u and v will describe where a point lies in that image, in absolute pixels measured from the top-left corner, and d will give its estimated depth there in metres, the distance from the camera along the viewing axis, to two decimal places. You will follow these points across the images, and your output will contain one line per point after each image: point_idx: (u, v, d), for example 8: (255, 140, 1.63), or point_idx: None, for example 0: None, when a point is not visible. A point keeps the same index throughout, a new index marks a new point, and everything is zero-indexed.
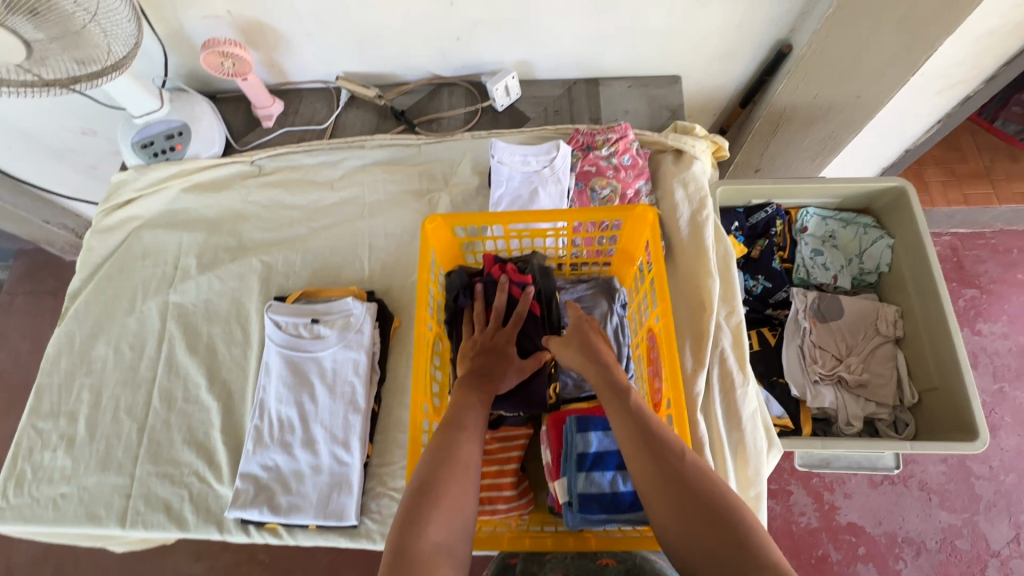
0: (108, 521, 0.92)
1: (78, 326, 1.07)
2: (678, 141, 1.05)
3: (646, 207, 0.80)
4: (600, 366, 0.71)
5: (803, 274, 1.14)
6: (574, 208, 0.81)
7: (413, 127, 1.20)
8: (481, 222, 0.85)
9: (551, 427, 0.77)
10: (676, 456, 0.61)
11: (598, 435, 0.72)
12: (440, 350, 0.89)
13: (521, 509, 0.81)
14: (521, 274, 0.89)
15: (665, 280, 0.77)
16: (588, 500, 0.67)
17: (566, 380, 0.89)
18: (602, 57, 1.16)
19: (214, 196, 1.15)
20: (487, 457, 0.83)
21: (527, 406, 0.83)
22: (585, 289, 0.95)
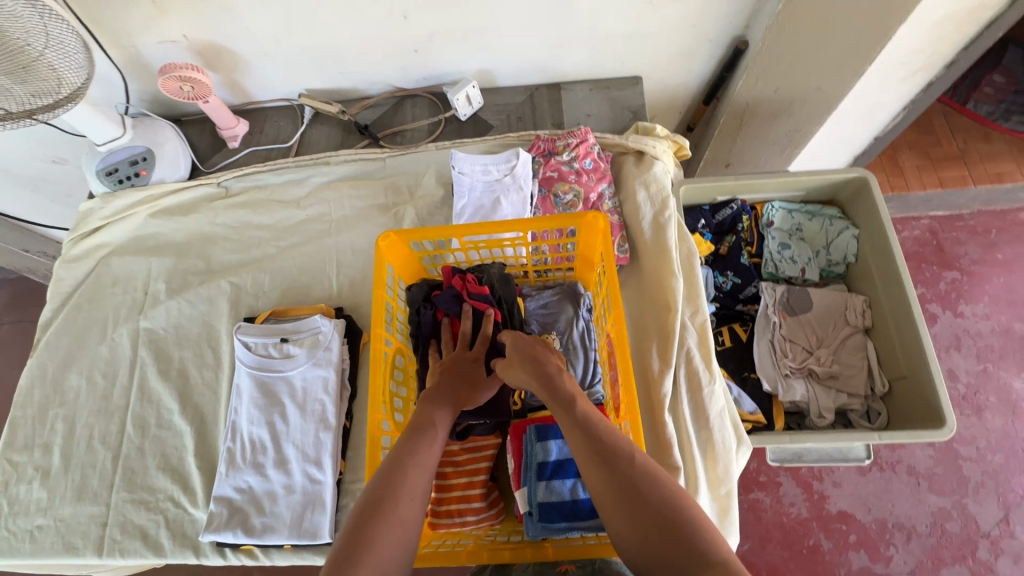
0: (85, 551, 0.93)
1: (50, 358, 1.07)
2: (638, 143, 1.06)
3: (598, 215, 0.80)
4: (545, 378, 0.70)
5: (771, 269, 1.14)
6: (529, 218, 0.81)
7: (377, 141, 1.20)
8: (435, 236, 0.85)
9: (512, 436, 0.78)
10: (625, 461, 0.60)
11: (558, 443, 0.73)
12: (403, 364, 0.90)
13: (492, 519, 0.81)
14: (479, 285, 0.86)
15: (618, 287, 0.77)
16: (548, 509, 0.69)
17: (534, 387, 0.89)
18: (561, 62, 1.16)
19: (181, 220, 1.15)
20: (456, 469, 0.83)
21: (490, 413, 0.83)
22: (550, 296, 0.95)
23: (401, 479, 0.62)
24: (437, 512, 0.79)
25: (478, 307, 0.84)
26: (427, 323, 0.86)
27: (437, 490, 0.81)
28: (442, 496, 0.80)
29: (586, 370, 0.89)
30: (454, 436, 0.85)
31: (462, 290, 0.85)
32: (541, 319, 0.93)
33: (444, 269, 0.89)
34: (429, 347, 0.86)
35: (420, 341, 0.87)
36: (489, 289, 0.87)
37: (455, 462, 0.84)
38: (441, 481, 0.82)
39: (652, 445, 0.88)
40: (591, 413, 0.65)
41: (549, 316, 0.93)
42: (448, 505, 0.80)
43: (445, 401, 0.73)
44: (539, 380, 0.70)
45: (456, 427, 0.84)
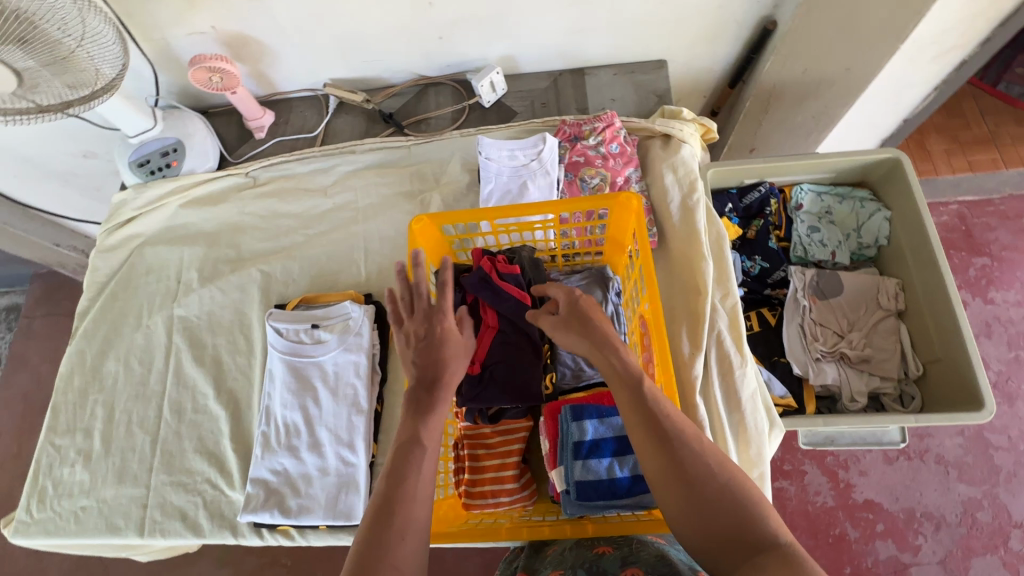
0: (127, 530, 0.95)
1: (88, 345, 1.10)
2: (666, 126, 1.05)
3: (632, 196, 0.80)
4: (606, 350, 0.68)
5: (801, 252, 1.12)
6: (560, 199, 0.81)
7: (401, 129, 1.21)
8: (466, 219, 0.85)
9: (546, 417, 0.79)
10: (687, 444, 0.60)
11: (594, 422, 0.73)
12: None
13: (525, 500, 0.82)
14: (509, 265, 0.87)
15: (653, 269, 0.78)
16: (585, 488, 0.69)
17: (564, 370, 0.90)
18: (585, 47, 1.15)
19: (211, 210, 1.17)
20: (489, 451, 0.84)
21: (521, 397, 0.82)
22: (579, 280, 0.94)
23: (404, 513, 0.61)
24: (471, 493, 0.80)
25: (505, 287, 0.84)
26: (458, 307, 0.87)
27: (470, 472, 0.81)
28: (475, 478, 0.81)
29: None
30: (487, 419, 0.85)
31: (491, 271, 0.85)
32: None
33: (473, 252, 0.89)
34: None
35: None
36: (520, 270, 0.87)
37: (487, 444, 0.84)
38: (474, 463, 0.82)
39: None
40: (654, 391, 0.64)
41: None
42: (481, 486, 0.80)
43: (434, 410, 0.70)
44: (600, 351, 0.68)
45: (488, 410, 0.85)
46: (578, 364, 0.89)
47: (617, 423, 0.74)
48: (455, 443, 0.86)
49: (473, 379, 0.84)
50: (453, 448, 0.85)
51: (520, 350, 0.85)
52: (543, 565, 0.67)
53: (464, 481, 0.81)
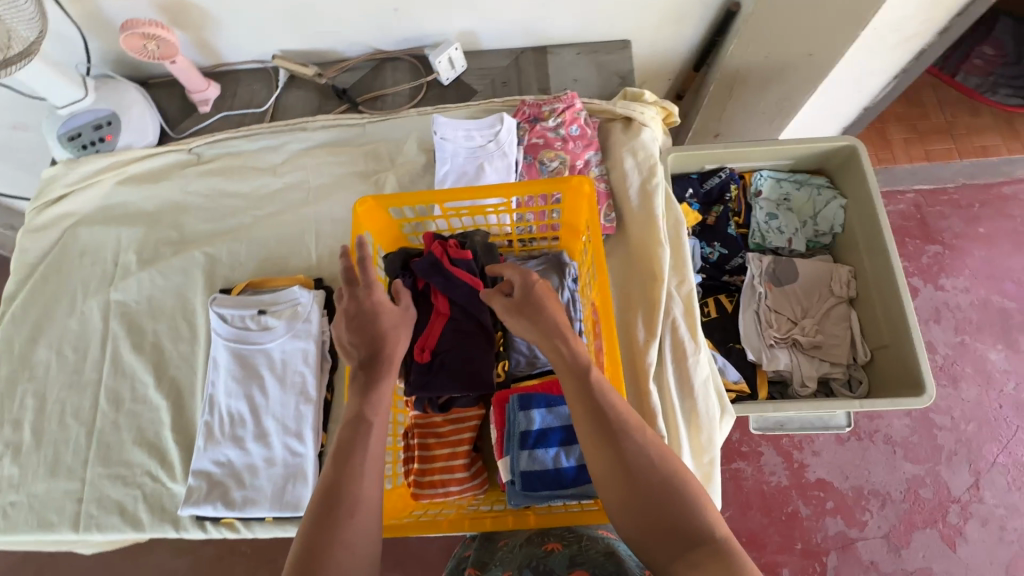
0: (62, 526, 0.91)
1: (16, 331, 1.03)
2: (627, 109, 1.03)
3: (584, 179, 0.78)
4: (556, 340, 0.66)
5: (758, 240, 1.12)
6: (513, 182, 0.78)
7: (356, 106, 1.16)
8: (415, 202, 0.82)
9: (494, 405, 0.77)
10: (631, 438, 0.59)
11: (542, 411, 0.73)
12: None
13: (476, 489, 0.81)
14: (461, 250, 0.84)
15: (603, 255, 0.78)
16: (531, 478, 0.69)
17: (517, 357, 0.88)
18: (547, 25, 1.11)
19: (151, 188, 1.10)
20: (440, 440, 0.82)
21: (471, 386, 0.80)
22: (536, 265, 0.93)
23: (352, 491, 0.60)
24: (420, 483, 0.78)
25: (456, 273, 0.82)
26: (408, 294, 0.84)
27: (419, 462, 0.80)
28: (425, 467, 0.79)
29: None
30: (437, 408, 0.83)
31: (442, 257, 0.82)
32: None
33: (424, 235, 0.86)
34: None
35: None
36: (472, 255, 0.85)
37: (438, 433, 0.82)
38: (424, 452, 0.80)
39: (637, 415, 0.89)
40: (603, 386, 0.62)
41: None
42: (431, 475, 0.79)
43: (380, 386, 0.68)
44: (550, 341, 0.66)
45: (438, 399, 0.82)
46: (532, 351, 0.88)
47: (565, 412, 0.73)
48: (405, 432, 0.84)
49: (422, 367, 0.82)
50: (402, 438, 0.83)
51: (472, 338, 0.83)
52: (494, 558, 0.66)
53: (413, 471, 0.79)
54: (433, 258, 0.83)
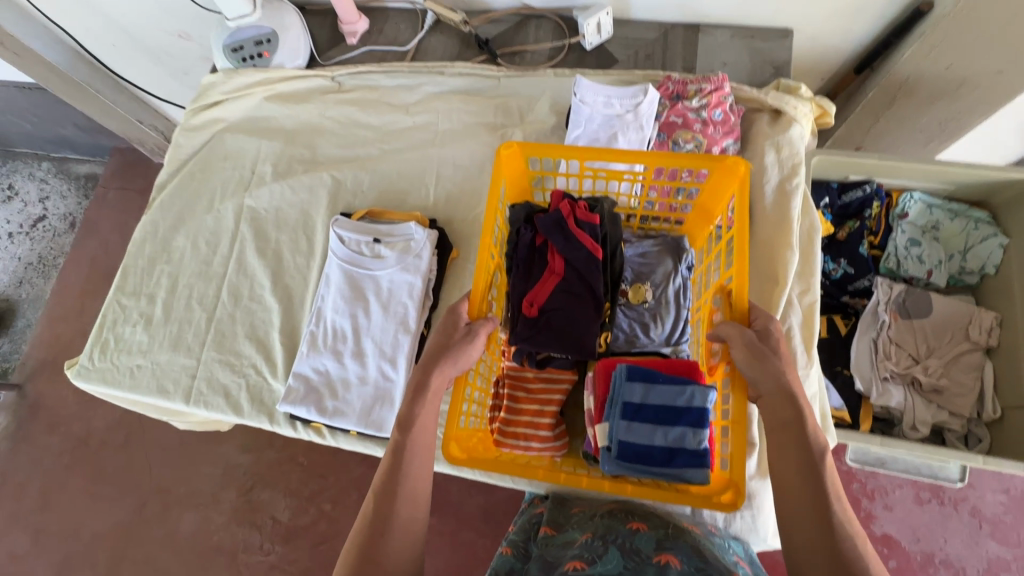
0: (175, 395, 1.00)
1: (162, 217, 1.14)
2: (778, 101, 0.97)
3: (739, 162, 0.72)
4: (783, 400, 0.61)
5: (892, 265, 1.02)
6: (658, 152, 0.74)
7: (495, 58, 1.16)
8: (557, 155, 0.79)
9: (599, 371, 0.76)
10: (848, 534, 0.56)
11: (646, 387, 0.70)
12: (498, 283, 0.86)
13: (555, 450, 0.82)
14: (589, 214, 0.81)
15: (745, 238, 0.70)
16: (627, 449, 0.68)
17: (618, 333, 0.87)
18: (709, 0, 1.05)
19: (295, 108, 1.17)
20: (528, 396, 0.83)
21: (573, 349, 0.78)
22: (650, 246, 0.90)
23: (388, 518, 0.61)
24: (504, 432, 0.79)
25: (579, 234, 0.78)
26: (526, 248, 0.81)
27: (506, 412, 0.80)
28: (511, 418, 0.80)
29: (675, 327, 0.86)
30: (533, 363, 0.82)
31: (569, 217, 0.79)
32: (637, 268, 0.89)
33: (552, 194, 0.82)
34: (526, 271, 0.81)
35: (514, 263, 0.82)
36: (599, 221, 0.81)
37: (528, 388, 0.83)
38: (512, 403, 0.81)
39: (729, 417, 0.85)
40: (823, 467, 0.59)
41: (646, 265, 0.89)
42: (515, 427, 0.80)
43: (421, 417, 0.65)
44: (775, 396, 0.62)
45: (537, 355, 0.81)
46: (633, 331, 0.86)
47: (669, 394, 0.69)
48: (495, 380, 0.84)
49: (529, 322, 0.79)
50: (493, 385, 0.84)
51: (582, 303, 0.79)
52: (568, 522, 0.73)
53: (499, 419, 0.80)
54: (561, 216, 0.79)
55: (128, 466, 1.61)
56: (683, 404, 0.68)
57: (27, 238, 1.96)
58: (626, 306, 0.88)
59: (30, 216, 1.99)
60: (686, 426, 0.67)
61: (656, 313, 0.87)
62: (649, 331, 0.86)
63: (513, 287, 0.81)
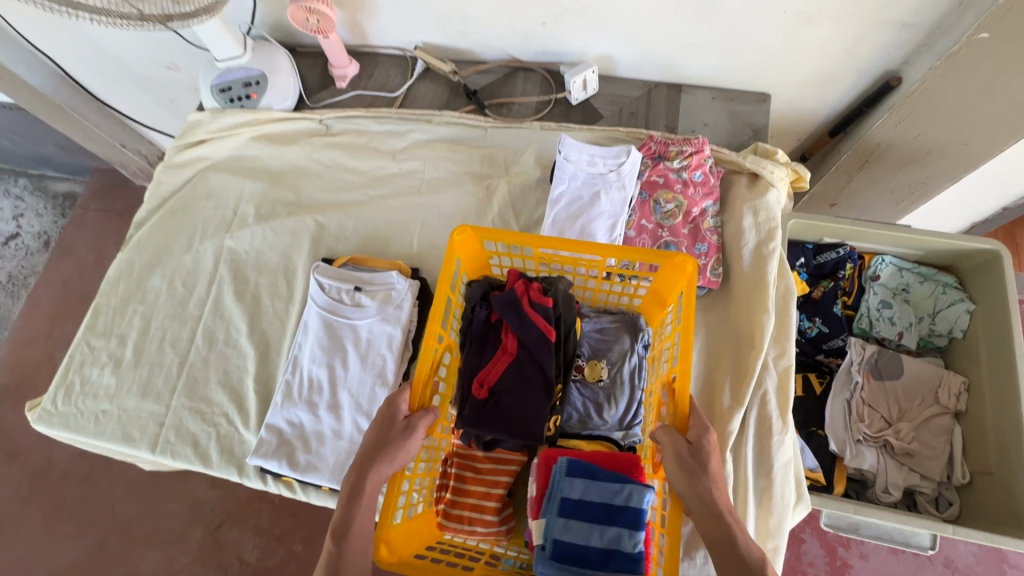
0: (141, 443, 0.97)
1: (138, 255, 1.12)
2: (757, 165, 1.00)
3: (687, 258, 0.71)
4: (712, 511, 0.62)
5: (865, 325, 1.05)
6: (610, 246, 0.73)
7: (482, 109, 1.18)
8: (511, 242, 0.77)
9: (540, 459, 0.72)
10: None
11: (585, 481, 0.66)
12: (448, 362, 0.84)
13: (499, 535, 0.81)
14: (544, 296, 0.81)
15: (690, 336, 0.70)
16: (561, 549, 0.63)
17: (572, 412, 0.88)
18: (691, 63, 1.09)
19: (280, 149, 1.17)
20: (476, 476, 0.82)
21: (521, 435, 0.78)
22: (608, 322, 0.91)
23: None
24: (448, 514, 0.79)
25: (531, 317, 0.79)
26: (480, 324, 0.81)
27: (453, 492, 0.80)
28: (456, 499, 0.80)
29: (627, 410, 0.87)
30: (481, 445, 0.81)
31: (524, 296, 0.80)
32: (594, 344, 0.90)
33: (510, 271, 0.83)
34: (480, 347, 0.82)
35: (468, 339, 0.82)
36: (553, 303, 0.82)
37: (477, 468, 0.83)
38: (458, 484, 0.81)
39: None
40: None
41: (603, 342, 0.90)
42: (460, 509, 0.79)
43: (357, 522, 0.64)
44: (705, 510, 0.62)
45: (484, 438, 0.80)
46: (587, 411, 0.87)
47: (608, 490, 0.65)
48: (444, 459, 0.84)
49: (478, 402, 0.80)
50: (441, 463, 0.84)
51: (533, 385, 0.80)
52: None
53: (445, 499, 0.80)
54: (516, 297, 0.80)
55: (89, 499, 1.54)
56: (622, 502, 0.64)
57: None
58: (581, 383, 0.89)
59: (4, 233, 1.94)
60: (621, 528, 0.63)
61: (611, 394, 0.88)
62: (603, 411, 0.87)
63: (466, 363, 0.82)
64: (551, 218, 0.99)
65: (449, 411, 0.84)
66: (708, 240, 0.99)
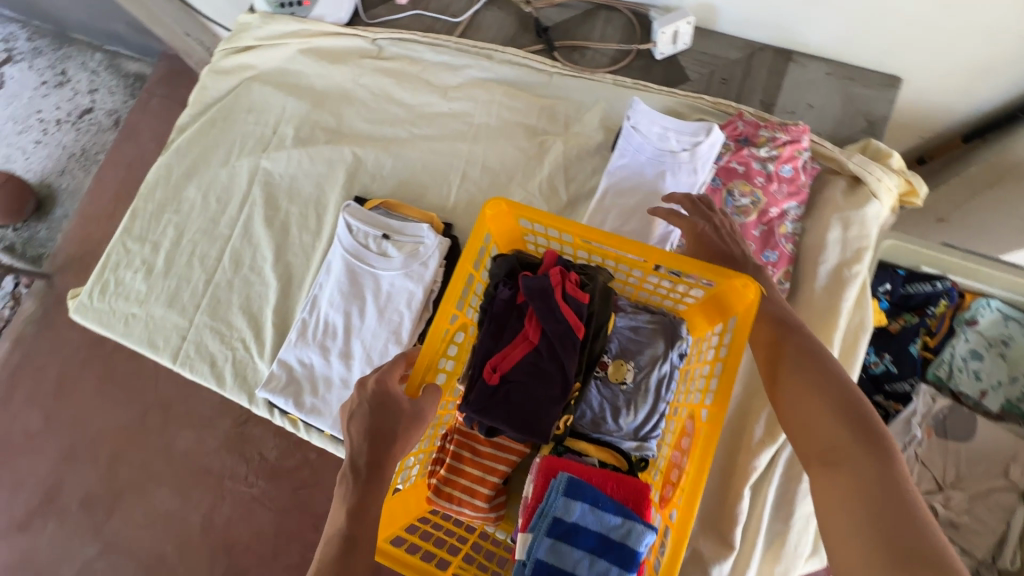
0: (163, 352, 1.00)
1: (177, 162, 1.09)
2: (860, 167, 0.84)
3: (749, 283, 0.58)
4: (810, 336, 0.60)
5: (942, 372, 0.92)
6: (663, 251, 0.62)
7: (551, 50, 1.04)
8: (551, 225, 0.66)
9: (540, 469, 0.67)
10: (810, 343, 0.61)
11: (584, 507, 0.61)
12: (461, 339, 0.78)
13: (487, 520, 0.78)
14: (580, 290, 0.73)
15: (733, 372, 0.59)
16: (544, 570, 0.58)
17: (586, 410, 0.81)
18: (808, 27, 0.90)
19: (327, 67, 1.08)
20: (474, 458, 0.78)
21: (527, 432, 0.71)
22: (644, 322, 0.82)
23: None
24: (439, 491, 0.75)
25: (561, 308, 0.71)
26: (503, 304, 0.74)
27: (447, 470, 0.77)
28: (449, 478, 0.77)
29: (647, 420, 0.79)
30: (482, 431, 0.75)
31: (557, 286, 0.71)
32: (624, 342, 0.82)
33: (548, 253, 0.74)
34: (499, 328, 0.74)
35: (487, 316, 0.75)
36: (589, 300, 0.73)
37: (476, 450, 0.78)
38: (455, 463, 0.78)
39: (713, 509, 0.80)
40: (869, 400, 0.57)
41: (634, 342, 0.81)
42: (451, 488, 0.76)
43: (373, 503, 0.56)
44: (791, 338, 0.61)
45: (485, 425, 0.74)
46: (602, 412, 0.80)
47: (607, 520, 0.60)
48: (445, 433, 0.81)
49: (487, 388, 0.73)
50: (440, 437, 0.80)
51: (548, 381, 0.72)
52: None
53: (438, 475, 0.76)
54: (550, 285, 0.72)
55: (140, 372, 1.37)
56: (618, 539, 0.60)
57: (72, 128, 1.68)
58: (602, 381, 0.82)
59: (79, 106, 1.70)
60: (612, 563, 0.59)
61: (631, 400, 0.80)
62: (619, 417, 0.79)
63: (479, 344, 0.74)
64: (600, 197, 0.88)
65: (455, 387, 0.79)
66: (780, 248, 0.84)
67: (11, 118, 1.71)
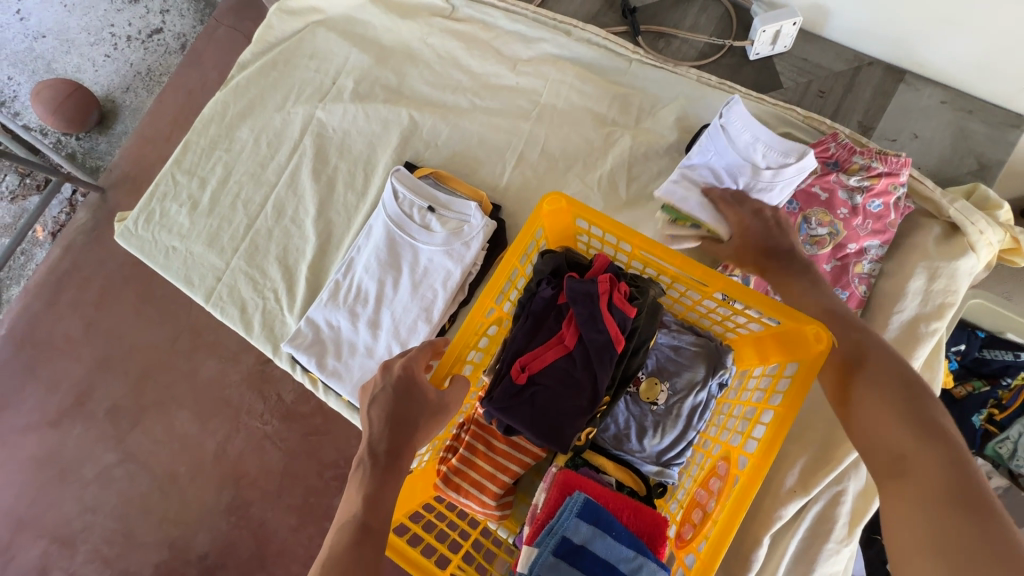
0: (197, 290, 1.00)
1: (233, 100, 1.07)
2: (961, 215, 0.75)
3: (821, 332, 0.53)
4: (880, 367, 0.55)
5: (1004, 449, 0.82)
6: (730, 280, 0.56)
7: (635, 34, 0.96)
8: (610, 231, 0.61)
9: (556, 483, 0.63)
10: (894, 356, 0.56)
11: (595, 532, 0.57)
12: (494, 331, 0.75)
13: (491, 516, 0.76)
14: (627, 303, 0.68)
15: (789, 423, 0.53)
16: None
17: (610, 424, 0.78)
18: (930, 49, 0.80)
19: (397, 20, 1.03)
20: (488, 453, 0.76)
21: (547, 440, 0.68)
22: (687, 343, 0.77)
23: None
24: (447, 479, 0.73)
25: (603, 317, 0.67)
26: (543, 303, 0.70)
27: (459, 460, 0.75)
28: (460, 468, 0.75)
29: (672, 446, 0.75)
30: (501, 429, 0.71)
31: (604, 295, 0.67)
32: (662, 361, 0.78)
33: (598, 258, 0.70)
34: (535, 328, 0.71)
35: (524, 313, 0.71)
36: (635, 314, 0.68)
37: (491, 445, 0.76)
38: (467, 454, 0.75)
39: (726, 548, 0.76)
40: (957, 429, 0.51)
41: (673, 363, 0.77)
42: (460, 479, 0.74)
43: (389, 494, 0.54)
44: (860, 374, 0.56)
45: (503, 425, 0.71)
46: (627, 429, 0.77)
47: (617, 551, 0.56)
48: (462, 422, 0.79)
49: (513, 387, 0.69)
50: (456, 425, 0.78)
51: (577, 391, 0.68)
52: None
53: (448, 463, 0.74)
54: (596, 293, 0.67)
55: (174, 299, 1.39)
56: (627, 572, 0.56)
57: (140, 47, 1.68)
58: (631, 398, 0.78)
59: (147, 26, 1.69)
60: None
61: (660, 423, 0.75)
62: (643, 438, 0.75)
63: (511, 341, 0.71)
64: (676, 186, 0.79)
65: (480, 379, 0.76)
66: (852, 288, 0.78)
67: (85, 28, 1.70)
